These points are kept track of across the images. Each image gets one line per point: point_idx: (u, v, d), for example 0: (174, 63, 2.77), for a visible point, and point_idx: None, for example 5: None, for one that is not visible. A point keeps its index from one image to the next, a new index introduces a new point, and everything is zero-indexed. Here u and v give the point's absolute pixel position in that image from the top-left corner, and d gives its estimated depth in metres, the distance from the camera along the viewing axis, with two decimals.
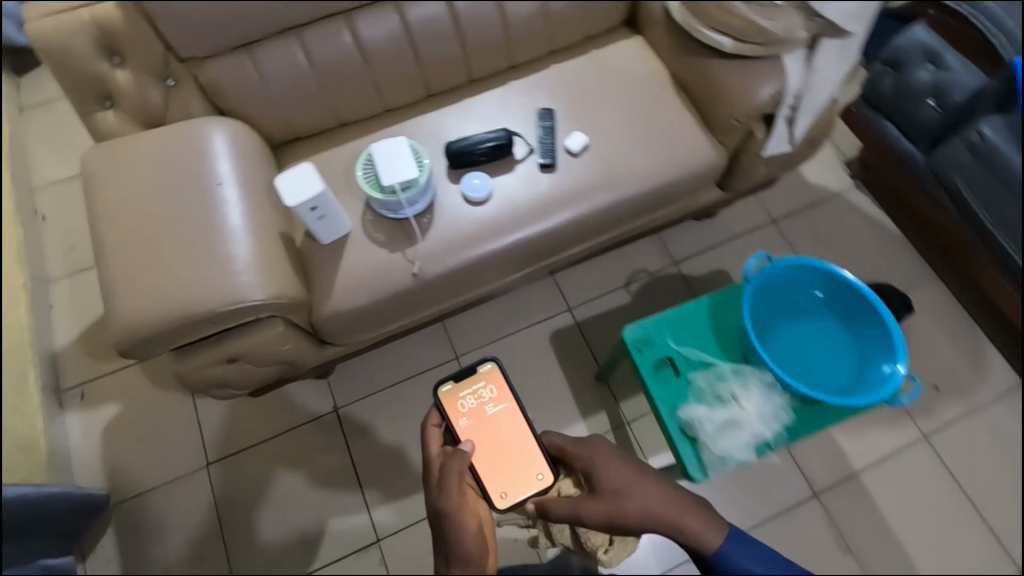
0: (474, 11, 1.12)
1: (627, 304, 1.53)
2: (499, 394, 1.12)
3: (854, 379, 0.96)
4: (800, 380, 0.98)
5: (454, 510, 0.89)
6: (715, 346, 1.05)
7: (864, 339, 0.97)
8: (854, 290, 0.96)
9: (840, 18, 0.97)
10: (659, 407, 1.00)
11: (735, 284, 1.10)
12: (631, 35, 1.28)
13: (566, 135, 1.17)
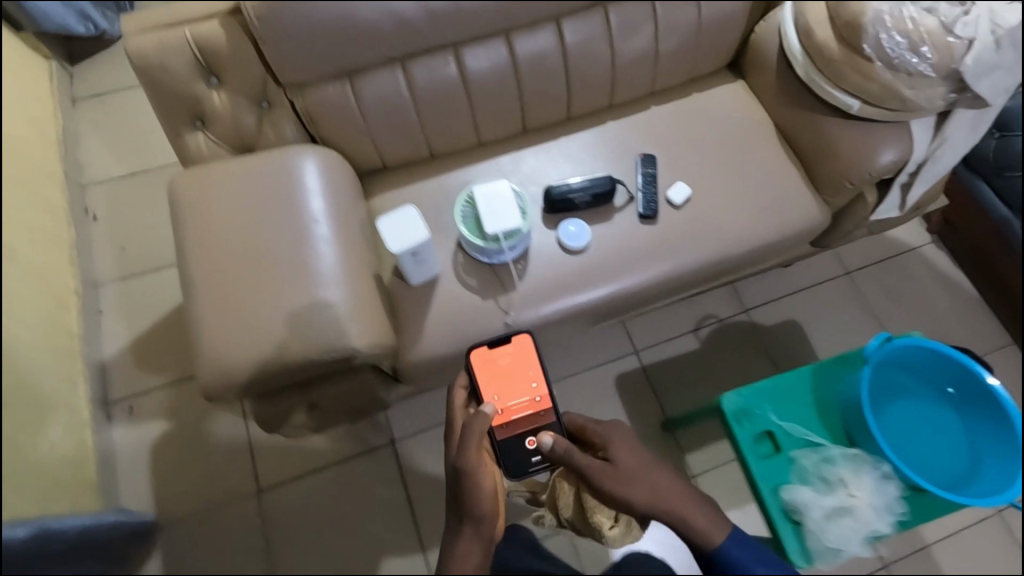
0: (584, 49, 1.06)
1: (696, 350, 1.48)
2: (529, 369, 0.97)
3: (972, 472, 0.91)
4: (913, 469, 0.93)
5: (470, 474, 0.81)
6: (817, 423, 1.00)
7: (980, 431, 0.93)
8: (977, 379, 0.91)
9: (989, 95, 0.90)
10: (760, 486, 0.95)
11: (837, 356, 1.05)
12: (734, 80, 1.23)
13: (668, 185, 1.12)
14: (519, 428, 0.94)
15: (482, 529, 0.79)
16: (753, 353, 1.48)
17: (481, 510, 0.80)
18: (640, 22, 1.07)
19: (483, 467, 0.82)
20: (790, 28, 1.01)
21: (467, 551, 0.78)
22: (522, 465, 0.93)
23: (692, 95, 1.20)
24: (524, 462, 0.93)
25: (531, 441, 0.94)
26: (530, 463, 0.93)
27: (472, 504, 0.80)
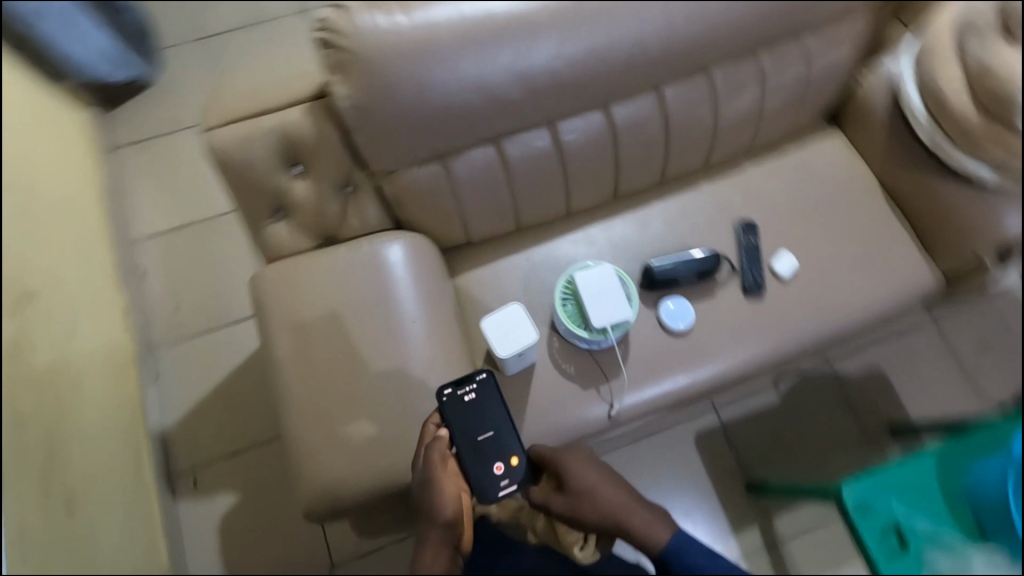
0: (686, 113, 0.98)
1: (777, 404, 1.41)
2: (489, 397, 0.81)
3: None
4: None
5: (433, 484, 0.74)
6: (947, 516, 0.94)
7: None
8: None
9: None
10: None
11: (963, 436, 0.98)
12: (832, 131, 1.14)
13: (771, 256, 1.04)
14: (483, 459, 0.78)
15: (449, 534, 0.71)
16: (837, 406, 1.41)
17: (449, 519, 0.71)
18: (745, 82, 0.98)
19: (444, 471, 0.75)
20: (911, 87, 0.94)
21: (434, 557, 0.68)
22: (490, 493, 0.77)
23: (788, 150, 1.13)
24: (493, 487, 0.77)
25: (498, 466, 0.78)
26: (499, 491, 0.77)
27: (436, 517, 0.72)
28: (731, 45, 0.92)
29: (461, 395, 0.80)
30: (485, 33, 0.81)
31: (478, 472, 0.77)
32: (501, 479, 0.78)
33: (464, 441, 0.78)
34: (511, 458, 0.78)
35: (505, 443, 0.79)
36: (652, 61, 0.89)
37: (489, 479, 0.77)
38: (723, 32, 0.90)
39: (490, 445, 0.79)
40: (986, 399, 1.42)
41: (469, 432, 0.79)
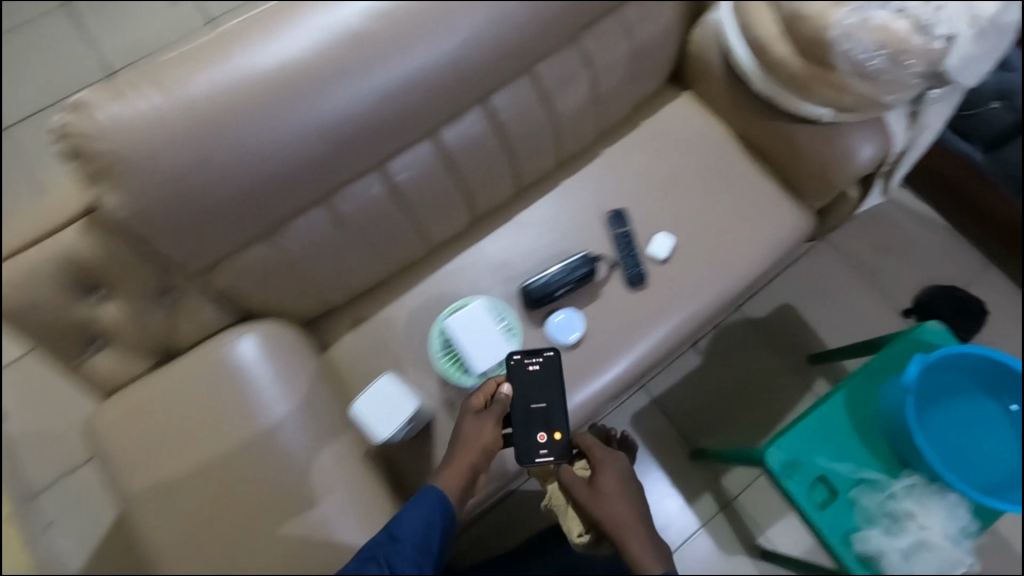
0: (520, 119, 0.92)
1: (700, 365, 1.41)
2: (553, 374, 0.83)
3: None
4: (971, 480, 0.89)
5: (476, 430, 0.79)
6: (866, 452, 0.95)
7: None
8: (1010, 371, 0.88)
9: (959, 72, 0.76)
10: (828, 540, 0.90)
11: (865, 368, 0.99)
12: (679, 93, 1.11)
13: (646, 241, 1.01)
14: (528, 426, 0.80)
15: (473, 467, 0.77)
16: (757, 353, 1.42)
17: (474, 457, 0.77)
18: (573, 71, 0.92)
19: (489, 423, 0.79)
20: (736, 40, 0.90)
21: (450, 480, 0.75)
22: (522, 453, 0.79)
23: (641, 125, 1.09)
24: (530, 452, 0.80)
25: (542, 436, 0.80)
26: (535, 457, 0.80)
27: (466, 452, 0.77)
28: (546, 38, 0.86)
29: (526, 363, 0.82)
30: (267, 92, 0.72)
31: (521, 435, 0.80)
32: (541, 447, 0.80)
33: (517, 403, 0.81)
34: (556, 433, 0.80)
35: (555, 418, 0.81)
36: (465, 76, 0.82)
37: (529, 443, 0.80)
38: (532, 27, 0.83)
39: (540, 416, 0.81)
40: (889, 305, 1.46)
41: (526, 397, 0.81)
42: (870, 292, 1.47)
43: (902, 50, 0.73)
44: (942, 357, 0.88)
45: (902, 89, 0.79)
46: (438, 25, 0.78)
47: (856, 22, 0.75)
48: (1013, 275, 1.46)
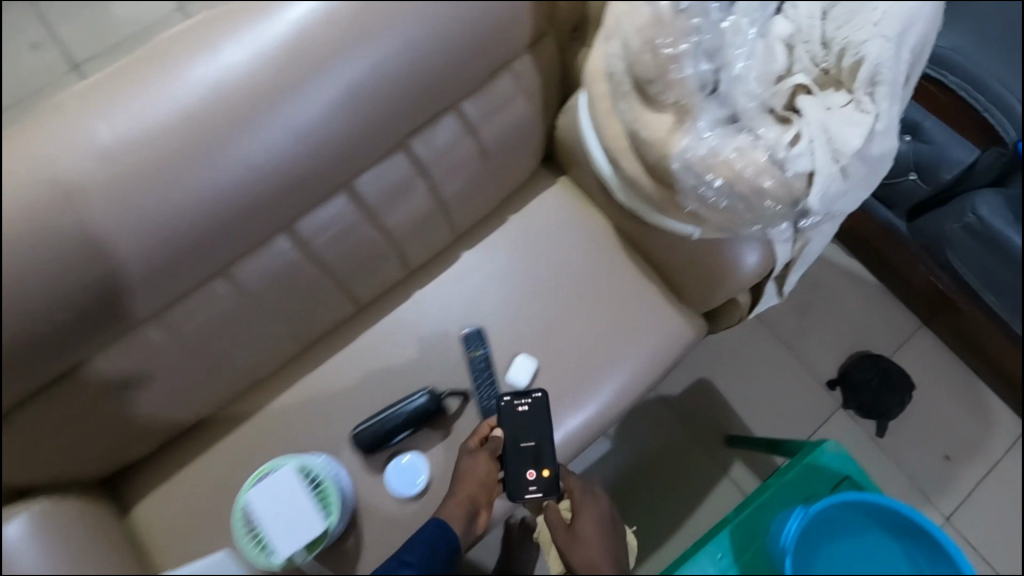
0: (342, 239, 0.78)
1: (609, 451, 1.30)
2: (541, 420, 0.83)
3: None
4: None
5: (472, 468, 0.79)
6: None
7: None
8: (901, 515, 0.81)
9: (823, 205, 0.63)
10: None
11: (757, 505, 0.90)
12: (553, 180, 0.98)
13: (507, 364, 0.90)
14: (516, 462, 0.80)
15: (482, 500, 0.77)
16: (671, 437, 1.32)
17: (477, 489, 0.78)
18: (406, 182, 0.80)
19: (483, 461, 0.80)
20: (592, 142, 0.77)
21: (456, 510, 0.75)
22: (516, 485, 0.78)
23: (508, 219, 0.96)
24: (520, 488, 0.78)
25: (531, 472, 0.79)
26: (525, 492, 0.78)
27: (468, 487, 0.78)
28: (360, 152, 0.73)
29: (516, 404, 0.83)
30: None
31: (513, 469, 0.79)
32: (531, 484, 0.79)
33: (508, 443, 0.81)
34: (545, 469, 0.79)
35: (545, 456, 0.81)
36: (255, 210, 0.68)
37: (518, 478, 0.79)
38: (341, 144, 0.70)
39: (529, 454, 0.81)
40: (813, 376, 1.36)
41: (517, 437, 0.82)
42: (794, 362, 1.37)
43: (751, 181, 0.60)
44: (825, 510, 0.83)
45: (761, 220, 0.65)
46: (218, 157, 0.63)
47: (704, 139, 0.61)
48: (942, 337, 1.37)
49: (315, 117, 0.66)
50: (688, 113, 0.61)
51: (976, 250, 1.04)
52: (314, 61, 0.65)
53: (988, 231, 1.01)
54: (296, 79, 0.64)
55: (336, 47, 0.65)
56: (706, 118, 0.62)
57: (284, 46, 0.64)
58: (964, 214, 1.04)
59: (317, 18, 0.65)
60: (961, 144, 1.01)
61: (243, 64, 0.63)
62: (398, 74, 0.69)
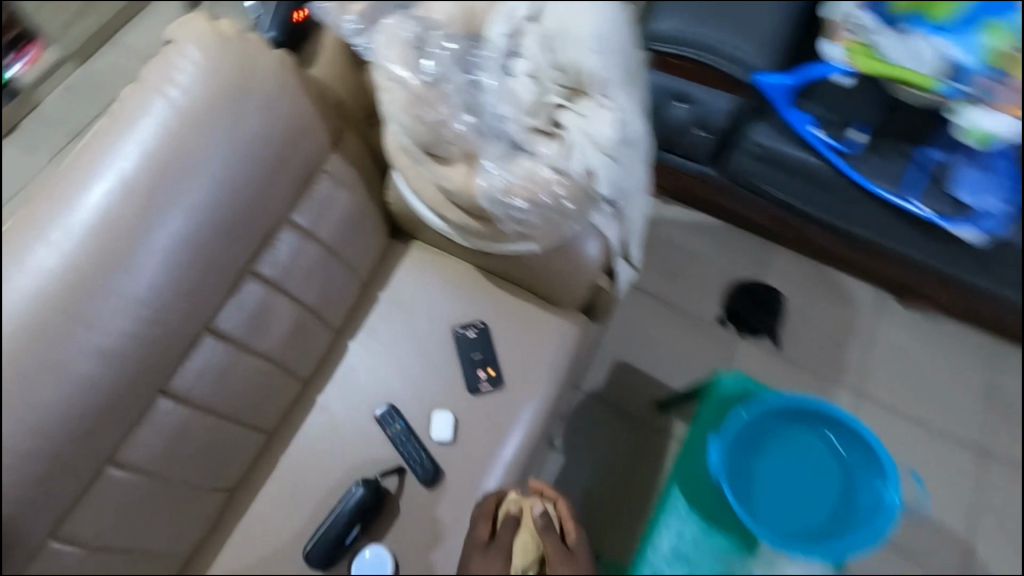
0: (221, 382, 0.80)
1: (567, 463, 1.35)
2: (484, 336, 0.98)
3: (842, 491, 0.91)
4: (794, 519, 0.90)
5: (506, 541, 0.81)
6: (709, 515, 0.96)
7: (850, 452, 0.92)
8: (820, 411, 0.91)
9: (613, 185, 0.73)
10: None
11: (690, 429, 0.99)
12: (406, 247, 1.05)
13: (427, 426, 0.92)
14: (468, 369, 0.96)
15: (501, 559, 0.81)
16: (615, 427, 1.39)
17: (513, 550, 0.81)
18: (264, 303, 0.83)
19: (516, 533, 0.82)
20: (420, 206, 0.82)
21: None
22: (475, 384, 0.95)
23: (380, 297, 1.01)
24: (475, 383, 0.95)
25: (482, 371, 0.96)
26: (479, 386, 0.95)
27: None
28: (213, 284, 0.76)
29: (466, 332, 0.98)
30: None
31: (466, 374, 0.95)
32: (482, 380, 0.95)
33: (462, 356, 0.96)
34: (490, 368, 0.95)
35: (492, 359, 0.97)
36: (125, 373, 0.69)
37: (471, 379, 0.95)
38: (191, 282, 0.73)
39: (479, 361, 0.96)
40: (708, 321, 1.48)
41: (467, 350, 0.97)
42: (690, 314, 1.48)
43: (548, 188, 0.71)
44: (760, 408, 0.92)
45: (577, 221, 0.75)
46: (85, 320, 0.65)
47: (495, 172, 0.71)
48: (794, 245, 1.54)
49: (177, 251, 0.71)
50: (476, 156, 0.73)
51: (766, 171, 1.24)
52: (156, 199, 0.69)
53: (773, 152, 1.19)
54: (131, 228, 0.67)
55: (174, 179, 0.70)
56: (492, 154, 0.72)
57: (126, 192, 0.67)
58: (749, 146, 1.21)
59: (131, 169, 0.68)
60: (705, 90, 1.17)
61: (88, 237, 0.66)
62: (237, 190, 0.75)
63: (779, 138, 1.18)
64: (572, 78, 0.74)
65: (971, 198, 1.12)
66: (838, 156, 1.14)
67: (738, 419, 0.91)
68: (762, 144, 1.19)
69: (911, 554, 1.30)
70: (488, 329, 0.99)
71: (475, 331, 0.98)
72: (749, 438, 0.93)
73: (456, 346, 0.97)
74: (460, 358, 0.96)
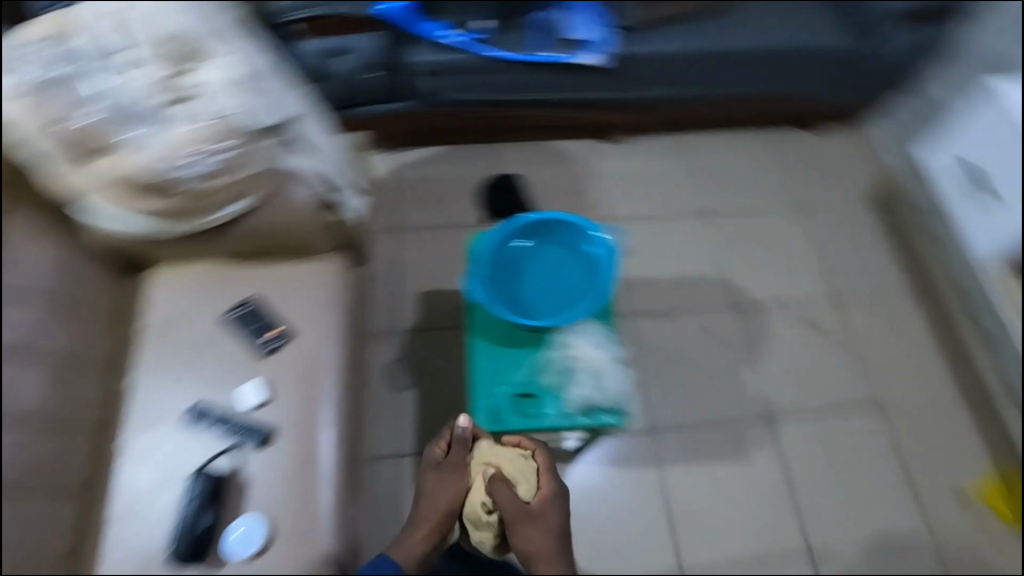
0: None
1: (417, 393, 1.46)
2: (257, 305, 1.04)
3: (581, 262, 1.10)
4: (564, 303, 1.08)
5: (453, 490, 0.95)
6: (517, 349, 1.08)
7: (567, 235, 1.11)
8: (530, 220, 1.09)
9: (264, 118, 0.91)
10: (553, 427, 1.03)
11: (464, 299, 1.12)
12: (141, 274, 1.05)
13: (239, 401, 0.96)
14: (254, 337, 1.01)
15: (457, 488, 0.95)
16: (442, 344, 1.52)
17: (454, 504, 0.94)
18: None
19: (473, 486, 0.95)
20: (105, 215, 0.88)
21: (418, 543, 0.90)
22: (262, 346, 1.00)
23: (137, 327, 1.01)
24: (265, 345, 1.00)
25: (269, 332, 1.02)
26: (270, 346, 1.01)
27: (440, 497, 0.94)
28: None
29: (236, 309, 1.03)
30: None
31: (254, 342, 1.00)
32: (271, 340, 1.01)
33: (243, 330, 1.01)
34: (274, 326, 1.02)
35: (273, 320, 1.03)
36: None
37: (261, 344, 1.00)
38: None
39: (261, 327, 1.02)
40: (474, 225, 1.68)
41: (246, 322, 1.01)
42: (458, 227, 1.66)
43: (207, 138, 0.84)
44: (491, 244, 1.08)
45: (254, 158, 0.90)
46: None
47: (153, 139, 0.83)
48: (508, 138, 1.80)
49: None
50: (127, 137, 0.83)
51: (445, 83, 1.45)
52: None
53: (440, 64, 1.41)
54: None
55: None
56: (142, 130, 0.83)
57: None
58: (420, 67, 1.41)
59: None
60: (357, 39, 1.40)
61: None
62: None
63: (437, 48, 1.41)
64: (180, 47, 0.88)
65: (581, 33, 1.46)
66: (481, 44, 1.41)
67: (480, 267, 1.08)
68: (428, 61, 1.41)
69: (690, 313, 1.64)
70: (260, 298, 1.05)
71: (245, 306, 1.03)
72: (500, 272, 1.09)
73: (232, 326, 1.01)
74: (242, 333, 1.01)
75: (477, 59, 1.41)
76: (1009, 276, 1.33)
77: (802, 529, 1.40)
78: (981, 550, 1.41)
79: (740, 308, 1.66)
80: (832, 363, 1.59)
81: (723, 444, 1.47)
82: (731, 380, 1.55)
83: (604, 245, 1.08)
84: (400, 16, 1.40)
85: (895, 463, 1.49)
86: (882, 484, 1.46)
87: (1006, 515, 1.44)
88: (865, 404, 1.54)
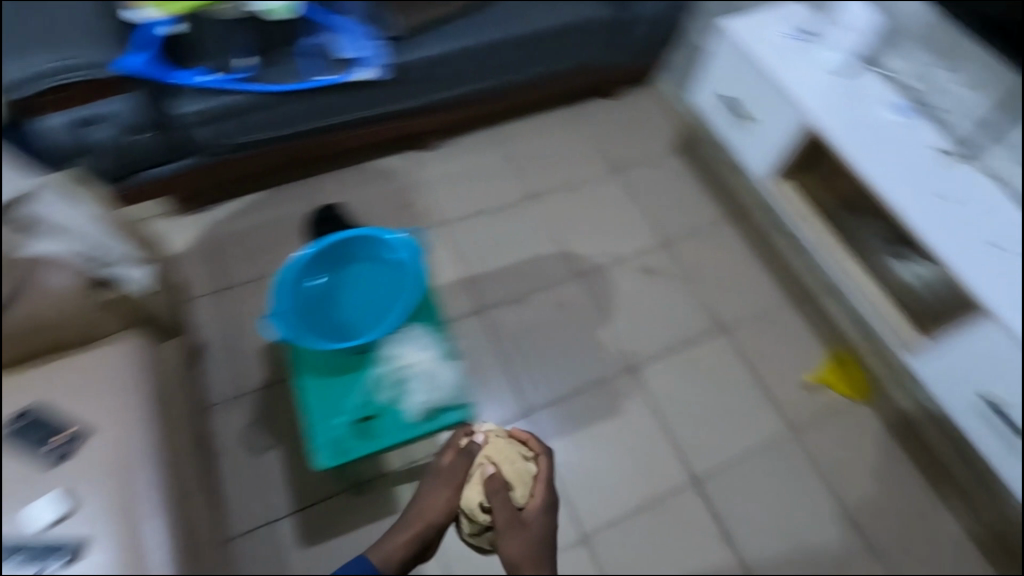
0: None
1: (280, 449, 1.39)
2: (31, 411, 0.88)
3: (390, 271, 1.10)
4: (382, 317, 1.07)
5: (433, 494, 0.99)
6: (346, 375, 1.06)
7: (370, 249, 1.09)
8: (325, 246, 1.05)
9: None
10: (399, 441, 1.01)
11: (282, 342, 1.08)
12: None
13: (32, 522, 0.82)
14: (40, 448, 0.87)
15: (452, 485, 0.98)
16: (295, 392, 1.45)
17: (442, 506, 0.98)
18: None
19: (472, 487, 0.96)
20: None
21: (392, 550, 0.95)
22: (50, 456, 0.88)
23: None
24: (53, 455, 0.88)
25: (53, 439, 0.89)
26: (58, 456, 0.89)
27: (433, 501, 0.99)
28: None
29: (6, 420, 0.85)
30: None
31: (42, 453, 0.87)
32: (57, 448, 0.89)
33: (24, 443, 0.86)
34: (58, 432, 0.90)
35: (54, 424, 0.91)
36: None
37: (47, 455, 0.88)
38: None
39: (46, 435, 0.88)
40: None
41: (25, 432, 0.86)
42: None
43: None
44: (289, 280, 1.04)
45: None
46: None
47: None
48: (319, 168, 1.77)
49: None
50: None
51: (223, 128, 1.44)
52: None
53: (210, 112, 1.40)
54: None
55: None
56: None
57: None
58: (190, 118, 1.39)
59: None
60: (110, 103, 1.33)
61: None
62: None
63: (202, 95, 1.39)
64: None
65: (350, 52, 1.50)
66: (249, 82, 1.41)
67: (282, 304, 1.03)
68: (195, 110, 1.39)
69: (536, 291, 1.69)
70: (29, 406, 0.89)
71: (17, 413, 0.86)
72: (308, 305, 1.05)
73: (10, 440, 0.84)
74: (25, 447, 0.86)
75: (246, 98, 1.42)
76: (780, 182, 1.43)
77: (681, 458, 1.49)
78: (835, 426, 1.57)
79: (582, 274, 1.73)
80: (672, 301, 1.71)
81: (595, 405, 1.54)
82: (586, 342, 1.63)
83: (405, 247, 1.09)
84: (154, 69, 1.34)
85: (747, 373, 1.62)
86: (742, 397, 1.58)
87: (849, 392, 1.60)
88: (709, 329, 1.67)
